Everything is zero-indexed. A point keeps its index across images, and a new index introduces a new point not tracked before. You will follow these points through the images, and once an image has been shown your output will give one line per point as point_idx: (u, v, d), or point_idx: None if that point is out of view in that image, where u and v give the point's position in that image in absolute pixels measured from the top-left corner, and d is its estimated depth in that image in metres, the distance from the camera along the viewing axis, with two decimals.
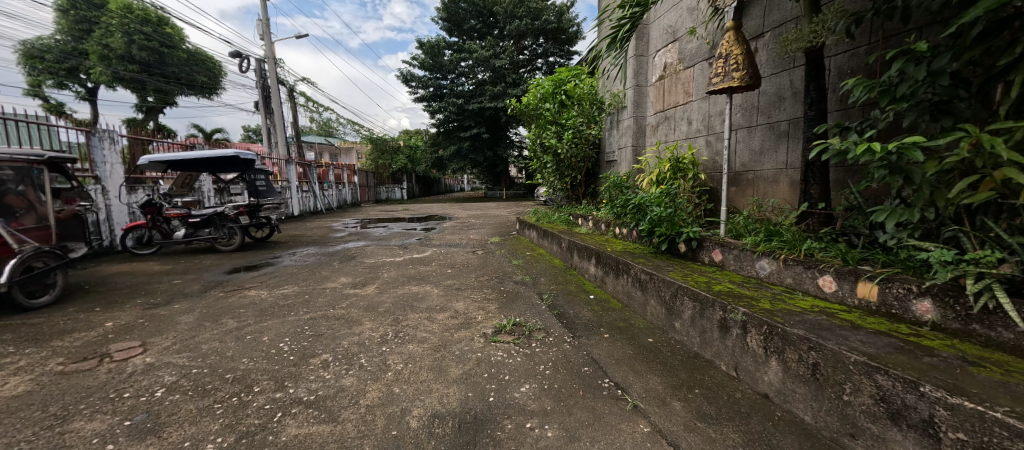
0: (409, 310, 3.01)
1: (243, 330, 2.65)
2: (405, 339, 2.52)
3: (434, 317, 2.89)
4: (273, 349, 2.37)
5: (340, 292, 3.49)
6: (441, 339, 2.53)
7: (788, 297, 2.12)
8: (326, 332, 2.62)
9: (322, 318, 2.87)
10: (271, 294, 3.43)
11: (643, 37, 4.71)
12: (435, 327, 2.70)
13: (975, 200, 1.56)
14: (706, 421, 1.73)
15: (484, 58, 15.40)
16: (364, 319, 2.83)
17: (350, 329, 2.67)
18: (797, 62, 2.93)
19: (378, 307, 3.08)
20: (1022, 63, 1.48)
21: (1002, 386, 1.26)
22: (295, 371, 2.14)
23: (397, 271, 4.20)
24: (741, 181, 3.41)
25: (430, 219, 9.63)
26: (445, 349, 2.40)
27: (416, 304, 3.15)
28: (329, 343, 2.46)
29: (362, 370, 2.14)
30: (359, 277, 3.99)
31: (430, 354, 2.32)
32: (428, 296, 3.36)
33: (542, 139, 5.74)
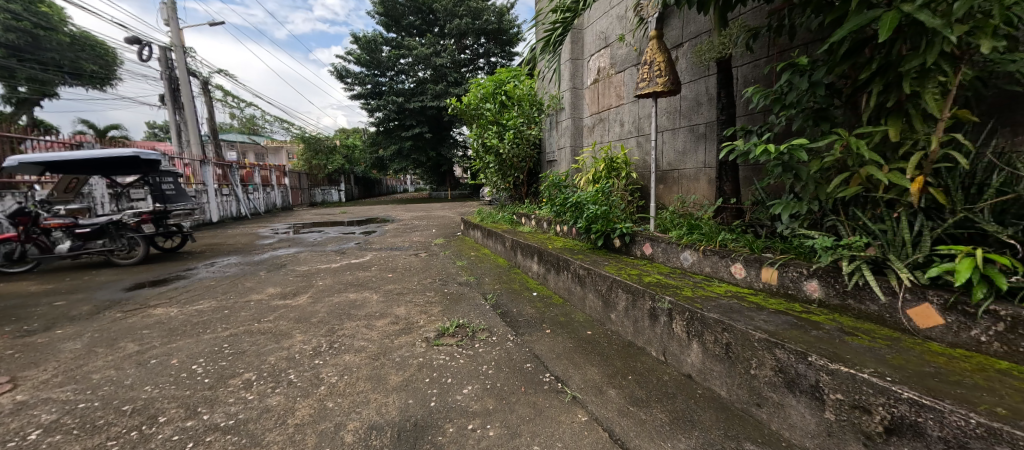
0: (346, 319, 2.88)
1: (147, 354, 2.38)
2: (341, 350, 2.41)
3: (372, 324, 2.79)
4: (184, 373, 2.16)
5: (267, 303, 3.25)
6: (380, 346, 2.45)
7: (707, 285, 2.33)
8: (249, 348, 2.44)
9: (245, 333, 2.66)
10: (182, 311, 3.11)
11: (578, 41, 4.89)
12: (374, 335, 2.61)
13: (847, 194, 1.81)
14: (637, 405, 1.85)
15: (425, 55, 15.06)
16: (295, 332, 2.66)
17: (278, 343, 2.50)
18: (711, 71, 3.21)
19: (311, 318, 2.91)
20: (878, 77, 1.74)
21: (869, 351, 1.48)
22: (211, 395, 1.97)
23: (334, 278, 4.00)
24: (668, 179, 3.67)
25: (372, 222, 9.27)
26: (384, 356, 2.33)
27: (353, 312, 3.03)
28: (252, 360, 2.28)
29: (291, 387, 2.02)
30: (289, 287, 3.73)
31: (369, 364, 2.24)
32: (368, 303, 3.23)
33: (483, 139, 5.76)
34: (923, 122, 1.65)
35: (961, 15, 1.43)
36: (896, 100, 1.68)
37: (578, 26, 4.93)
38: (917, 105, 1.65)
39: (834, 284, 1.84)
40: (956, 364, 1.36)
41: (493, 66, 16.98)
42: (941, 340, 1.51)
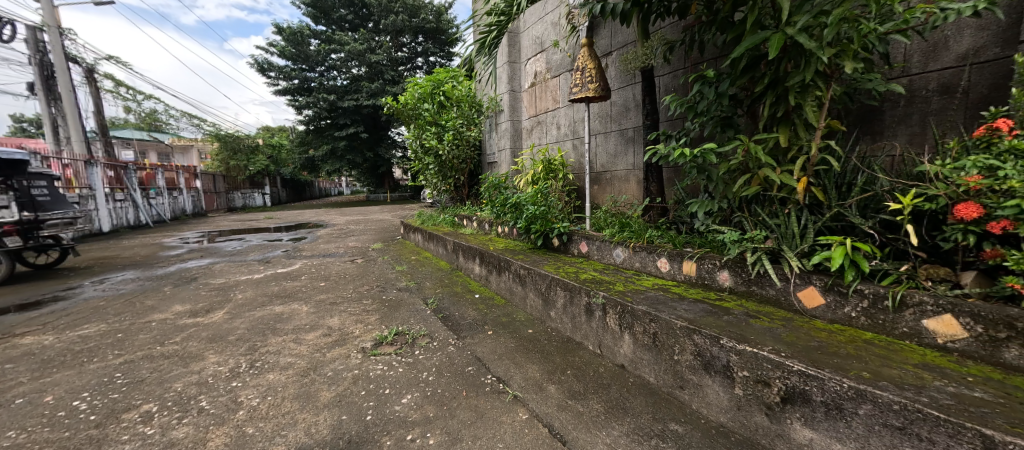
0: (270, 335, 2.70)
1: (10, 394, 2.06)
2: (265, 369, 2.26)
3: (301, 338, 2.64)
4: (62, 412, 1.90)
5: (173, 323, 2.95)
6: (310, 361, 2.34)
7: (636, 279, 2.50)
8: (149, 375, 2.21)
9: (145, 359, 2.40)
10: (61, 339, 2.72)
11: (514, 44, 5.00)
12: (302, 350, 2.47)
13: (748, 192, 2.04)
14: (575, 399, 1.93)
15: (358, 51, 14.44)
16: (208, 353, 2.45)
17: (186, 368, 2.29)
18: (636, 78, 3.44)
19: (228, 336, 2.69)
20: (771, 89, 1.97)
21: (769, 331, 1.68)
22: (97, 434, 1.76)
23: (256, 291, 3.72)
24: (602, 180, 3.87)
25: (304, 227, 8.74)
26: (315, 371, 2.22)
27: (278, 326, 2.84)
28: (153, 389, 2.07)
29: (202, 415, 1.86)
30: (201, 303, 3.41)
31: (297, 381, 2.13)
32: (296, 315, 3.06)
33: (421, 139, 5.68)
34: (805, 130, 1.90)
35: (830, 39, 1.67)
36: (784, 110, 1.93)
37: (515, 29, 5.02)
38: (800, 116, 1.90)
39: (741, 273, 2.06)
40: (834, 338, 1.59)
41: (431, 66, 16.69)
42: (823, 317, 1.75)
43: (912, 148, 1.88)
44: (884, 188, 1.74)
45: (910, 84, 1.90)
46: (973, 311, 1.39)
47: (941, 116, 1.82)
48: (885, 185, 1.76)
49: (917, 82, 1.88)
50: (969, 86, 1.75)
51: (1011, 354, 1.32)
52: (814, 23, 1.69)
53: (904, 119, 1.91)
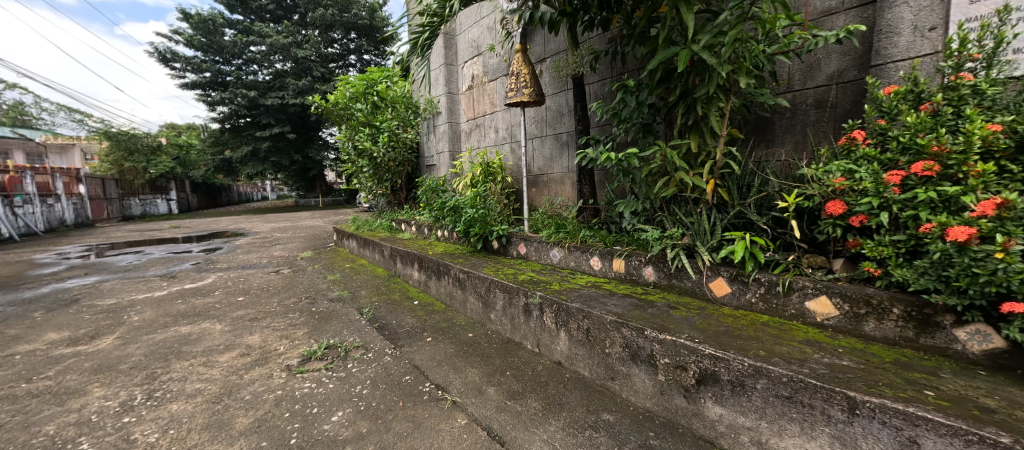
0: (174, 360, 2.46)
1: None
2: (167, 399, 2.06)
3: (213, 360, 2.44)
4: None
5: (45, 355, 2.57)
6: (223, 386, 2.16)
7: (571, 278, 2.61)
8: (11, 419, 1.91)
9: (6, 400, 2.07)
10: None
11: (451, 46, 5.00)
12: (214, 374, 2.28)
13: (666, 193, 2.21)
14: (514, 399, 1.98)
15: (283, 45, 13.50)
16: (92, 387, 2.18)
17: (62, 406, 2.01)
18: (568, 85, 3.59)
19: (118, 365, 2.40)
20: (683, 100, 2.16)
21: (686, 320, 1.84)
22: None
23: (157, 311, 3.35)
24: (539, 183, 3.98)
25: (221, 236, 8.01)
26: (229, 397, 2.06)
27: (185, 349, 2.59)
28: (16, 436, 1.80)
29: None
30: (84, 328, 3.01)
31: (206, 409, 1.96)
32: (208, 335, 2.81)
33: (354, 141, 5.46)
34: (711, 137, 2.12)
35: (728, 58, 1.88)
36: (693, 119, 2.12)
37: (450, 31, 5.00)
38: (707, 124, 2.10)
39: (663, 268, 2.24)
40: (739, 323, 1.78)
41: (364, 64, 16.05)
42: (730, 305, 1.96)
43: (797, 153, 2.16)
44: (774, 188, 1.98)
45: (794, 99, 2.19)
46: (841, 292, 1.62)
47: (817, 127, 2.11)
48: (776, 186, 2.00)
49: (799, 97, 2.17)
50: (836, 102, 2.05)
51: (869, 326, 1.57)
52: (715, 42, 1.89)
53: (790, 129, 2.20)
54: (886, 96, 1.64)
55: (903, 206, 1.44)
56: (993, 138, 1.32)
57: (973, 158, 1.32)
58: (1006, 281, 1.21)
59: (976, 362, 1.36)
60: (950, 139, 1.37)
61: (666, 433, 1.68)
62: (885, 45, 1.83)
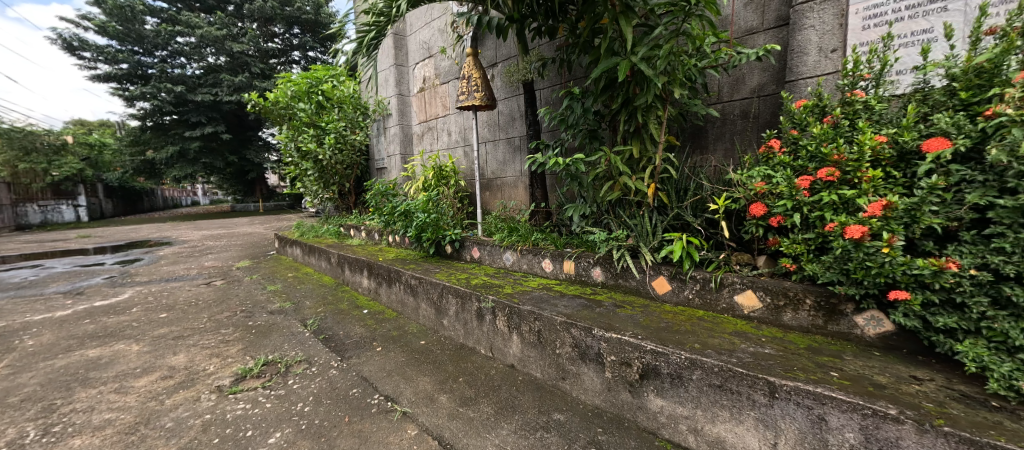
0: (78, 388, 2.22)
1: None
2: (69, 433, 1.85)
3: (127, 386, 2.22)
4: None
5: None
6: (140, 414, 1.98)
7: (524, 281, 2.65)
8: None
9: None
10: None
11: (401, 47, 4.91)
12: (129, 401, 2.08)
13: (612, 196, 2.31)
14: (466, 405, 1.97)
15: (214, 37, 12.53)
16: None
17: None
18: (519, 90, 3.65)
19: (8, 398, 2.13)
20: (624, 108, 2.27)
21: (630, 318, 1.93)
22: None
23: (59, 333, 3.00)
24: (492, 186, 4.01)
25: (144, 246, 7.34)
26: (146, 426, 1.89)
27: (92, 376, 2.34)
28: None
29: None
30: None
31: (118, 442, 1.79)
32: (123, 358, 2.56)
33: (296, 143, 5.20)
34: (651, 144, 2.24)
35: (663, 70, 2.00)
36: (634, 126, 2.24)
37: (400, 31, 4.92)
38: (647, 131, 2.22)
39: (610, 269, 2.33)
40: (678, 318, 1.90)
41: (309, 61, 15.30)
42: (670, 301, 2.08)
43: (727, 159, 2.35)
44: (708, 191, 2.13)
45: (723, 109, 2.37)
46: (764, 286, 1.77)
47: (744, 135, 2.30)
48: (709, 190, 2.15)
49: (728, 108, 2.35)
50: (758, 113, 2.25)
51: (788, 316, 1.72)
52: (651, 55, 2.00)
53: (721, 136, 2.38)
54: (797, 109, 1.82)
55: (813, 208, 1.60)
56: (881, 148, 1.50)
57: (865, 165, 1.50)
58: (894, 273, 1.38)
59: (874, 345, 1.54)
60: (847, 148, 1.55)
61: (613, 428, 1.75)
62: (797, 64, 2.04)
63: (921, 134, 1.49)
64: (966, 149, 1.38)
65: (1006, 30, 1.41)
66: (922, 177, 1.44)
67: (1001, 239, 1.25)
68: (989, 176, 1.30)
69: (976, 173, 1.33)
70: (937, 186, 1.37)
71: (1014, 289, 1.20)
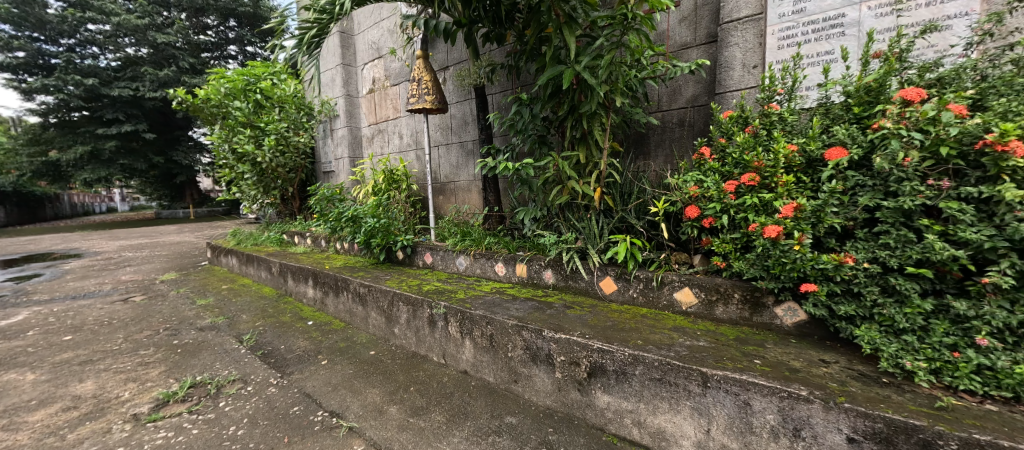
0: None
1: None
2: None
3: (19, 421, 1.98)
4: None
5: None
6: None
7: (476, 285, 2.65)
8: None
9: None
10: None
11: (348, 47, 4.76)
12: (21, 439, 1.85)
13: (560, 201, 2.38)
14: (417, 415, 1.94)
15: (134, 27, 11.49)
16: None
17: None
18: (471, 94, 3.66)
19: None
20: (570, 116, 2.35)
21: (579, 318, 2.00)
22: None
23: None
24: (445, 190, 3.98)
25: (48, 259, 6.56)
26: None
27: None
28: None
29: None
30: None
31: None
32: (15, 389, 2.27)
33: (231, 145, 4.87)
34: (596, 150, 2.33)
35: (605, 79, 2.09)
36: (580, 132, 2.32)
37: (347, 29, 4.77)
38: (592, 138, 2.31)
39: (560, 271, 2.39)
40: (623, 317, 1.98)
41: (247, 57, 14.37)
42: (617, 300, 2.17)
43: (666, 165, 2.49)
44: (649, 195, 2.25)
45: (662, 117, 2.52)
46: (699, 283, 1.90)
47: (681, 142, 2.45)
48: (650, 193, 2.27)
49: (667, 116, 2.50)
50: (693, 122, 2.41)
51: (720, 311, 1.86)
52: (593, 65, 2.09)
53: (661, 143, 2.52)
54: (724, 119, 1.97)
55: (739, 210, 1.74)
56: (792, 156, 1.66)
57: (780, 170, 1.65)
58: (806, 269, 1.53)
59: (792, 333, 1.69)
60: (765, 156, 1.70)
61: (564, 427, 1.80)
62: (725, 78, 2.22)
63: (824, 143, 1.66)
64: (859, 158, 1.56)
65: (888, 54, 1.62)
66: (826, 181, 1.60)
67: (888, 235, 1.42)
68: (876, 180, 1.48)
69: (867, 178, 1.50)
70: (836, 190, 1.53)
71: (898, 279, 1.38)
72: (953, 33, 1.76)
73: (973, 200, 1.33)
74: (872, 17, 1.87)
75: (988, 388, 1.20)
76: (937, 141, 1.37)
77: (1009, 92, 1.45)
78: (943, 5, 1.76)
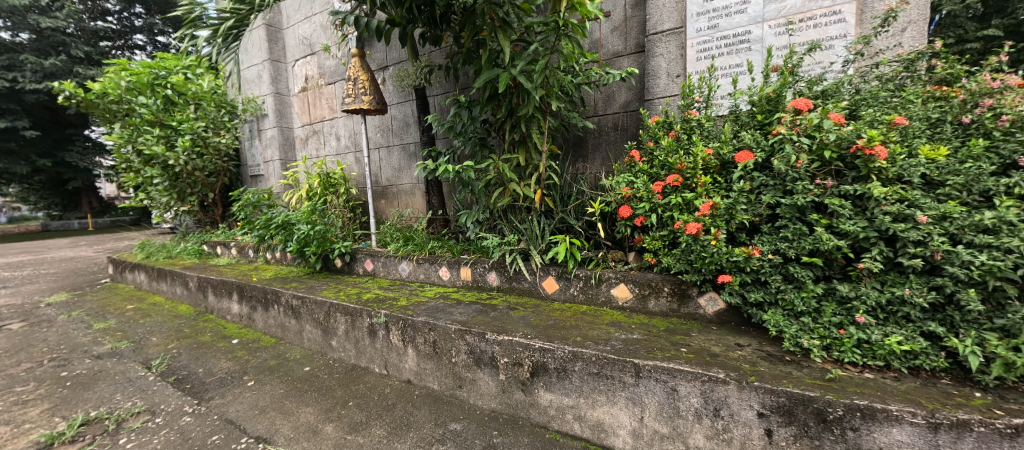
0: None
1: None
2: None
3: None
4: None
5: None
6: None
7: (420, 291, 2.60)
8: None
9: None
10: None
11: (276, 41, 4.48)
12: None
13: (502, 203, 2.40)
14: (355, 432, 1.87)
15: (9, 8, 9.99)
16: None
17: None
18: (411, 96, 3.59)
19: None
20: (508, 119, 2.38)
21: (522, 319, 2.03)
22: None
23: None
24: (387, 194, 3.87)
25: None
26: None
27: None
28: None
29: None
30: None
31: None
32: None
33: (135, 146, 4.38)
34: (535, 153, 2.38)
35: (541, 84, 2.15)
36: (519, 135, 2.36)
37: (275, 22, 4.47)
38: (530, 141, 2.35)
39: (504, 274, 2.42)
40: (564, 315, 2.04)
41: (157, 47, 12.99)
42: (559, 299, 2.23)
43: (603, 167, 2.61)
44: (587, 196, 2.34)
45: (598, 122, 2.64)
46: (633, 279, 2.00)
47: (615, 146, 2.58)
48: (588, 195, 2.36)
49: (602, 121, 2.62)
50: (626, 126, 2.55)
51: (653, 305, 1.97)
52: (528, 69, 2.14)
53: (598, 146, 2.64)
54: (652, 124, 2.11)
55: (665, 209, 1.87)
56: (709, 159, 1.82)
57: (699, 172, 1.80)
58: (724, 261, 1.68)
59: (714, 321, 1.84)
60: (687, 158, 1.85)
61: (508, 428, 1.81)
62: (652, 85, 2.37)
63: (735, 147, 1.83)
64: (762, 160, 1.73)
65: (784, 68, 1.82)
66: (737, 181, 1.76)
67: (787, 229, 1.60)
68: (776, 180, 1.65)
69: (769, 178, 1.67)
70: (744, 189, 1.69)
71: (796, 268, 1.55)
72: (834, 52, 2.01)
73: (851, 197, 1.53)
74: (772, 35, 2.10)
75: (866, 359, 1.38)
76: (822, 145, 1.55)
77: (875, 103, 1.69)
78: (826, 27, 2.01)
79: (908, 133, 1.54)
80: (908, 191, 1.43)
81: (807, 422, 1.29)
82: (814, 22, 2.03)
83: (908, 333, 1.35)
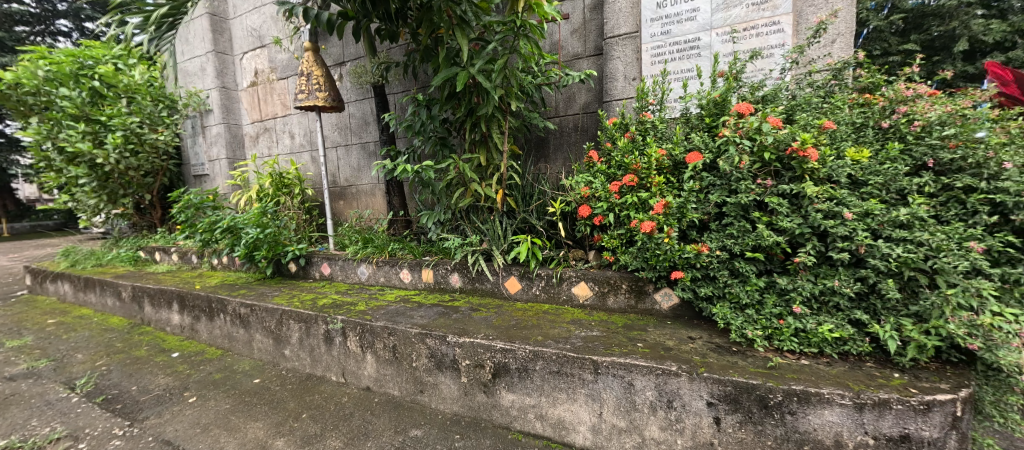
0: None
1: None
2: None
3: None
4: None
5: None
6: None
7: (380, 295, 2.53)
8: None
9: None
10: None
11: (221, 32, 4.21)
12: None
13: (464, 203, 2.38)
14: (309, 444, 1.79)
15: None
16: None
17: None
18: (369, 94, 3.49)
19: None
20: (468, 119, 2.36)
21: (483, 320, 2.02)
22: None
23: None
24: (345, 195, 3.75)
25: None
26: None
27: None
28: None
29: None
30: None
31: None
32: None
33: (56, 143, 3.98)
34: (496, 153, 2.37)
35: (501, 84, 2.14)
36: (479, 135, 2.35)
37: (219, 12, 4.21)
38: (491, 141, 2.35)
39: (466, 275, 2.40)
40: (525, 315, 2.05)
41: (83, 35, 11.87)
42: (522, 299, 2.24)
43: (564, 167, 2.65)
44: (548, 196, 2.36)
45: (559, 122, 2.67)
46: (593, 277, 2.05)
47: (575, 146, 2.62)
48: (549, 195, 2.38)
49: (563, 122, 2.66)
50: (585, 127, 2.60)
51: (613, 301, 2.02)
52: (486, 69, 2.12)
53: (559, 146, 2.67)
54: (609, 125, 2.16)
55: (622, 208, 1.92)
56: (661, 160, 1.88)
57: (653, 172, 1.87)
58: (676, 258, 1.75)
59: (669, 316, 1.91)
60: (641, 159, 1.91)
61: (470, 431, 1.80)
62: (610, 88, 2.43)
63: (685, 148, 1.91)
64: (710, 161, 1.81)
65: (729, 74, 1.92)
66: (687, 181, 1.83)
67: (732, 227, 1.68)
68: (722, 180, 1.73)
69: (716, 179, 1.75)
70: (694, 188, 1.77)
71: (741, 263, 1.64)
72: (773, 60, 2.14)
73: (788, 196, 1.63)
74: (718, 42, 2.21)
75: (803, 346, 1.47)
76: (762, 148, 1.64)
77: (809, 108, 1.81)
78: (767, 36, 2.14)
79: (837, 136, 1.67)
80: (836, 190, 1.54)
81: (751, 409, 1.37)
82: (756, 31, 2.15)
83: (838, 321, 1.46)
